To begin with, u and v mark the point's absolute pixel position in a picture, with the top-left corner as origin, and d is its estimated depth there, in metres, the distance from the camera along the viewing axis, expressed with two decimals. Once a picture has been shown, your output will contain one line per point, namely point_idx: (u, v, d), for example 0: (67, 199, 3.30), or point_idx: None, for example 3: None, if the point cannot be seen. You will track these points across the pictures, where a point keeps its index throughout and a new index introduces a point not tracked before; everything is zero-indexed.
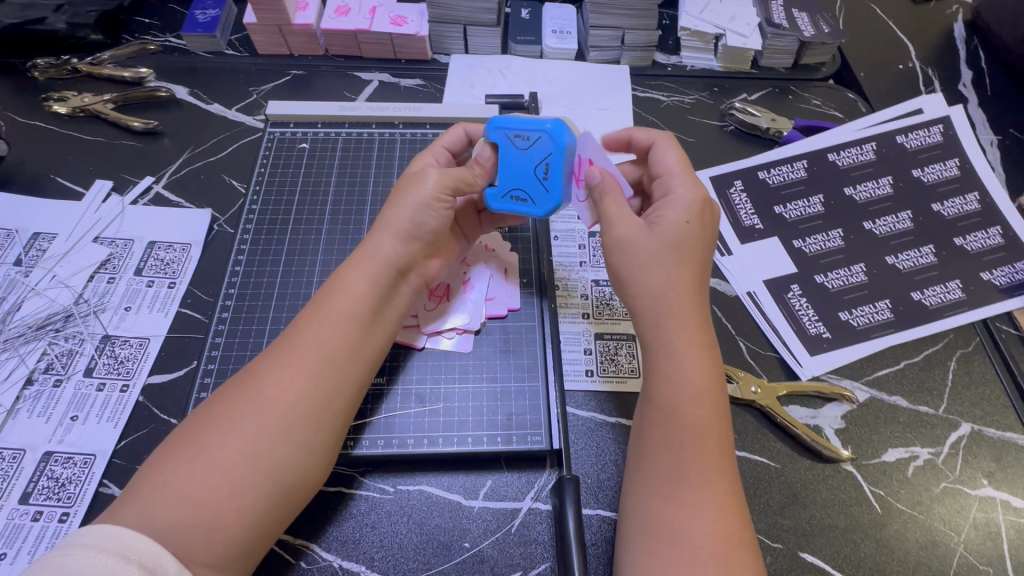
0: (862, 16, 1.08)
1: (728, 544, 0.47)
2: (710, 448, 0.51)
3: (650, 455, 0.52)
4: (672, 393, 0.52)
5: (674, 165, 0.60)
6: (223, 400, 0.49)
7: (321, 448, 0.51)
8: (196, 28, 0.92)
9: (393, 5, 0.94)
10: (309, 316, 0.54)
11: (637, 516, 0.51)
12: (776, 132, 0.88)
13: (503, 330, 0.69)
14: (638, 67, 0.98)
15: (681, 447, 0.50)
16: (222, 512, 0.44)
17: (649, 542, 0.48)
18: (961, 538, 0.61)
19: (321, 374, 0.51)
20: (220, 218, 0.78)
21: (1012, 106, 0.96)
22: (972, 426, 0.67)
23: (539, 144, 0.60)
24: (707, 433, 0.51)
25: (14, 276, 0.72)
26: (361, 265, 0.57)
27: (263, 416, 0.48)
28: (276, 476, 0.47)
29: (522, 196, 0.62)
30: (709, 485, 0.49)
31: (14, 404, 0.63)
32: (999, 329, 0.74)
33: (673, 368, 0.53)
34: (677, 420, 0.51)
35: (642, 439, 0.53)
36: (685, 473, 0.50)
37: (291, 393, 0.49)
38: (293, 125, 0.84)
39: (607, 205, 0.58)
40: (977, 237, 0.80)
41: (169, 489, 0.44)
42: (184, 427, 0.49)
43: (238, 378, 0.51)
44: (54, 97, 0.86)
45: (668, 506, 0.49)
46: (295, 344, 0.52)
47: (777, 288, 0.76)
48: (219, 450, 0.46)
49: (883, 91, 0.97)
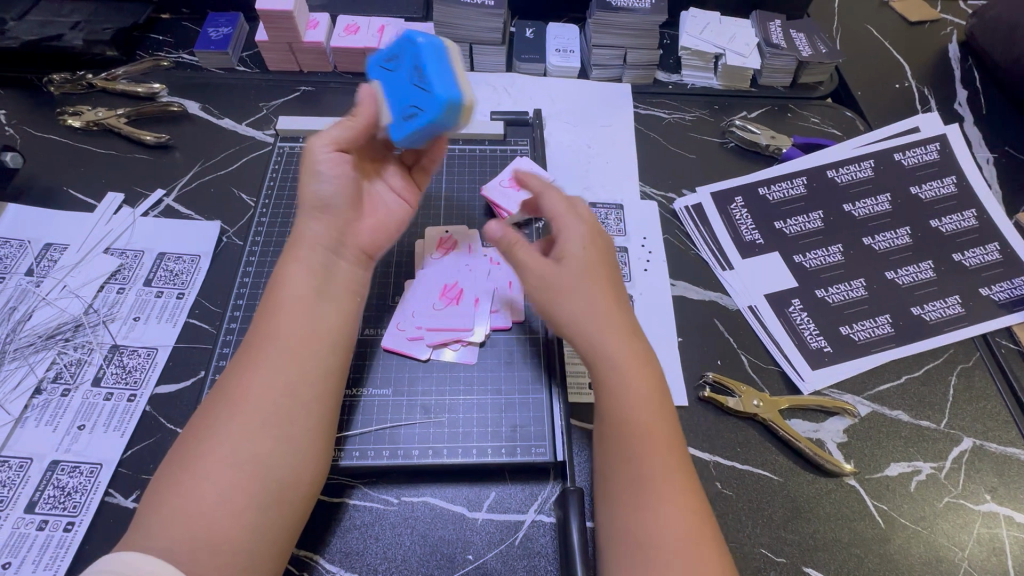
0: (858, 37, 1.11)
1: (699, 537, 0.48)
2: (655, 450, 0.51)
3: (611, 477, 0.52)
4: (615, 409, 0.53)
5: (560, 209, 0.61)
6: (213, 418, 0.49)
7: (320, 457, 0.52)
8: (209, 45, 0.94)
9: (401, 24, 0.96)
10: (264, 327, 0.54)
11: (614, 535, 0.50)
12: (775, 149, 0.90)
13: (508, 342, 0.69)
14: (640, 85, 1.00)
15: (632, 461, 0.51)
16: (236, 528, 0.45)
17: (630, 559, 0.48)
18: (966, 553, 0.61)
19: (299, 383, 0.52)
20: (228, 230, 0.79)
21: (1007, 125, 0.98)
22: (974, 440, 0.68)
23: (409, 56, 0.59)
24: (646, 437, 0.52)
25: (25, 286, 0.73)
26: (296, 255, 0.58)
27: (238, 420, 0.49)
28: (284, 488, 0.48)
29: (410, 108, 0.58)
30: (670, 485, 0.50)
31: (22, 413, 0.64)
32: (999, 344, 0.75)
33: (611, 387, 0.54)
34: (622, 430, 0.52)
35: (601, 465, 0.53)
36: (643, 484, 0.50)
37: (270, 404, 0.50)
38: (302, 139, 0.86)
39: (517, 249, 0.60)
40: (975, 253, 0.81)
41: (179, 512, 0.45)
42: (177, 449, 0.49)
43: (220, 395, 0.51)
44: (69, 111, 0.88)
45: (639, 521, 0.49)
46: (262, 356, 0.52)
47: (778, 302, 0.77)
48: (214, 465, 0.47)
49: (881, 109, 0.99)
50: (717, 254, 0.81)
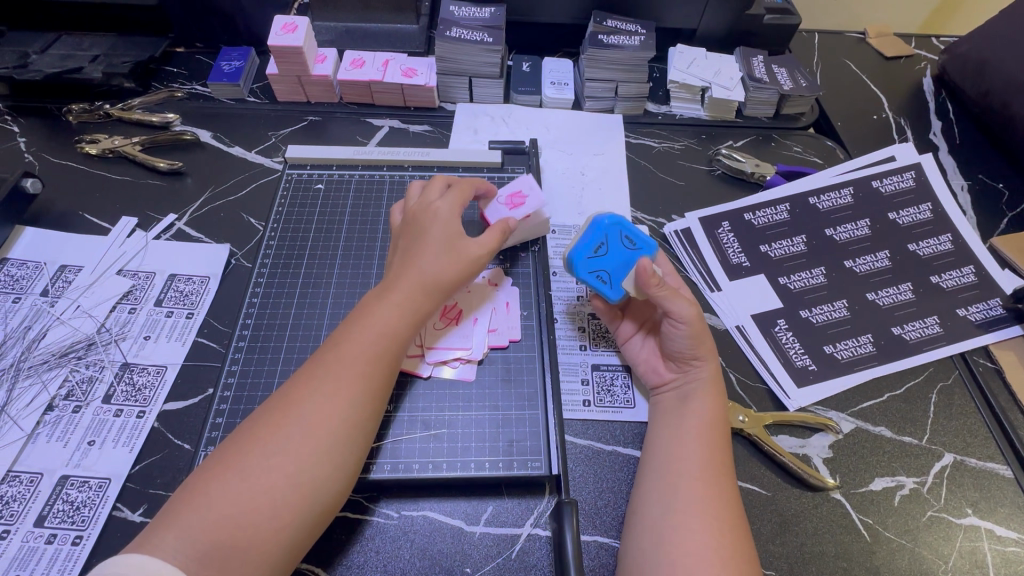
0: (837, 71, 1.17)
1: (733, 522, 0.55)
2: (721, 450, 0.60)
3: (680, 451, 0.60)
4: (709, 411, 0.63)
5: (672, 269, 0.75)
6: (264, 422, 0.53)
7: (351, 468, 0.54)
8: (222, 77, 1.00)
9: (404, 58, 1.01)
10: (348, 339, 0.59)
11: (660, 501, 0.57)
12: (760, 176, 0.94)
13: (504, 361, 0.72)
14: (631, 115, 1.05)
15: (705, 445, 0.60)
16: (260, 528, 0.48)
17: (672, 525, 0.55)
18: (949, 566, 0.63)
19: (363, 396, 0.56)
20: (237, 253, 0.83)
21: (980, 154, 1.03)
22: (955, 456, 0.70)
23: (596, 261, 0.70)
24: (721, 439, 0.61)
25: (40, 306, 0.76)
26: (395, 302, 0.62)
27: (305, 434, 0.52)
28: (314, 493, 0.51)
29: (629, 243, 0.70)
30: (727, 480, 0.58)
31: (33, 429, 0.66)
32: (976, 362, 0.78)
33: (699, 388, 0.65)
34: (712, 429, 0.62)
35: (671, 440, 0.61)
36: (706, 466, 0.58)
37: (334, 412, 0.54)
38: (309, 167, 0.90)
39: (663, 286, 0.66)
40: (952, 275, 0.85)
41: (221, 506, 0.47)
42: (222, 449, 0.52)
43: (277, 403, 0.55)
44: (86, 139, 0.92)
45: (689, 495, 0.56)
46: (333, 366, 0.57)
47: (765, 322, 0.80)
48: (260, 472, 0.50)
49: (860, 139, 1.05)
50: (704, 276, 0.84)
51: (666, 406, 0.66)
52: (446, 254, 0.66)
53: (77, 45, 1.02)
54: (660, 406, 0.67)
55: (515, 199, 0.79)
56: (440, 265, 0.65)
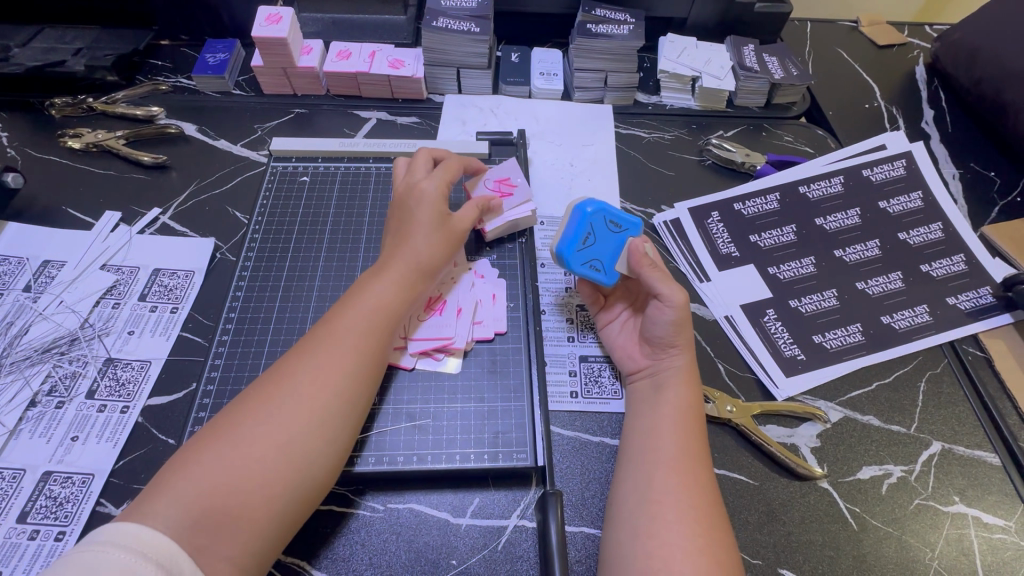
0: (829, 60, 1.16)
1: (708, 511, 0.55)
2: (697, 438, 0.60)
3: (655, 440, 0.60)
4: (681, 400, 0.62)
5: None
6: (257, 394, 0.53)
7: (345, 443, 0.54)
8: (207, 69, 0.98)
9: (391, 49, 1.00)
10: (341, 316, 0.60)
11: (636, 492, 0.57)
12: (750, 166, 0.94)
13: (491, 352, 0.72)
14: (621, 106, 1.04)
15: (679, 434, 0.60)
16: (252, 498, 0.47)
17: (648, 515, 0.54)
18: (936, 554, 0.63)
19: (357, 371, 0.57)
20: (222, 246, 0.82)
21: (972, 143, 1.03)
22: (943, 444, 0.70)
23: (585, 249, 0.70)
24: (695, 427, 0.61)
25: (23, 301, 0.75)
26: (391, 279, 0.64)
27: (298, 407, 0.52)
28: (307, 467, 0.51)
29: (615, 227, 0.70)
30: (704, 468, 0.58)
31: (16, 424, 0.65)
32: (966, 351, 0.78)
33: (672, 377, 0.64)
34: (685, 417, 0.61)
35: (649, 431, 0.61)
36: (682, 455, 0.58)
37: (328, 386, 0.54)
38: (294, 160, 0.89)
39: (655, 272, 0.67)
40: (943, 264, 0.84)
41: (212, 473, 0.47)
42: (212, 423, 0.52)
43: (269, 377, 0.55)
44: (69, 134, 0.91)
45: (664, 484, 0.56)
46: (326, 341, 0.57)
47: (754, 312, 0.80)
48: (252, 442, 0.50)
49: (851, 128, 1.04)
50: (693, 266, 0.84)
51: (640, 396, 0.66)
52: (434, 233, 0.68)
53: (59, 38, 1.00)
54: (635, 394, 0.67)
55: (504, 186, 0.81)
56: (428, 246, 0.67)
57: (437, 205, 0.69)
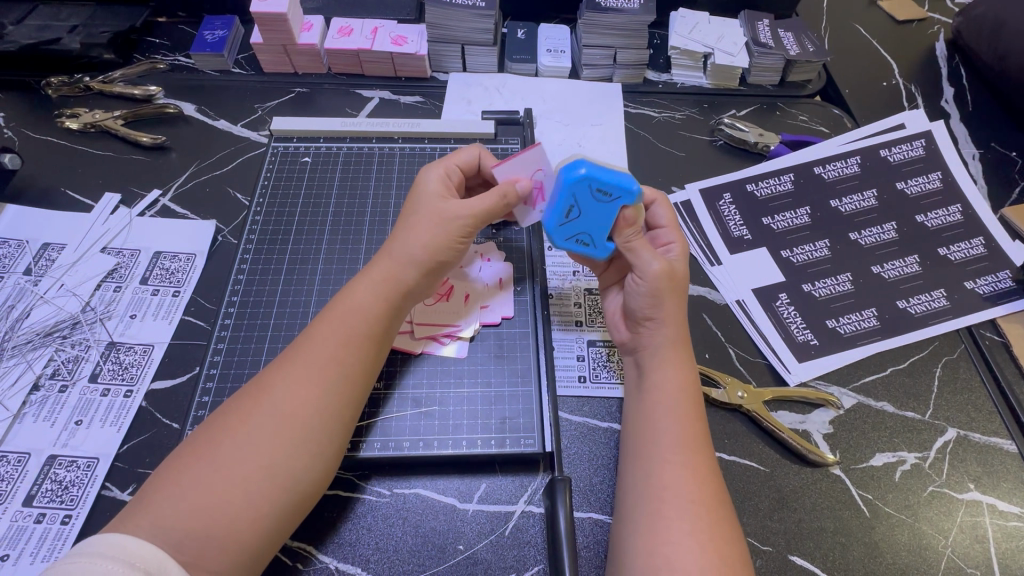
0: (845, 35, 1.12)
1: (713, 505, 0.52)
2: (697, 425, 0.57)
3: (651, 425, 0.58)
4: (673, 380, 0.60)
5: (668, 221, 0.68)
6: (237, 410, 0.51)
7: (331, 455, 0.53)
8: (205, 47, 0.96)
9: (394, 25, 0.97)
10: (321, 324, 0.57)
11: (637, 487, 0.55)
12: (764, 146, 0.91)
13: (497, 337, 0.70)
14: (631, 84, 1.01)
15: (674, 418, 0.57)
16: (236, 519, 0.46)
17: (648, 505, 0.53)
18: (949, 541, 0.62)
19: (339, 383, 0.54)
20: (224, 229, 0.81)
21: (993, 122, 0.99)
22: (959, 431, 0.69)
23: (573, 226, 0.64)
24: (692, 408, 0.58)
25: (24, 285, 0.74)
26: (372, 284, 0.59)
27: (279, 425, 0.50)
28: (293, 483, 0.50)
29: (604, 196, 0.61)
30: (705, 458, 0.55)
31: (20, 408, 0.65)
32: (984, 336, 0.76)
33: (661, 357, 0.62)
34: (676, 398, 0.59)
35: (642, 417, 0.59)
36: (681, 446, 0.55)
37: (309, 402, 0.52)
38: (296, 140, 0.87)
39: (634, 239, 0.63)
40: (961, 247, 0.82)
41: (193, 498, 0.46)
42: (194, 438, 0.51)
43: (251, 390, 0.53)
44: (66, 113, 0.89)
45: (661, 472, 0.54)
46: (306, 352, 0.55)
47: (766, 296, 0.78)
48: (233, 463, 0.48)
49: (868, 107, 1.01)
50: (704, 250, 0.82)
51: (634, 380, 0.64)
52: (422, 224, 0.62)
53: (54, 15, 0.98)
54: (630, 378, 0.65)
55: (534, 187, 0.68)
56: (413, 241, 0.61)
57: (435, 195, 0.64)
